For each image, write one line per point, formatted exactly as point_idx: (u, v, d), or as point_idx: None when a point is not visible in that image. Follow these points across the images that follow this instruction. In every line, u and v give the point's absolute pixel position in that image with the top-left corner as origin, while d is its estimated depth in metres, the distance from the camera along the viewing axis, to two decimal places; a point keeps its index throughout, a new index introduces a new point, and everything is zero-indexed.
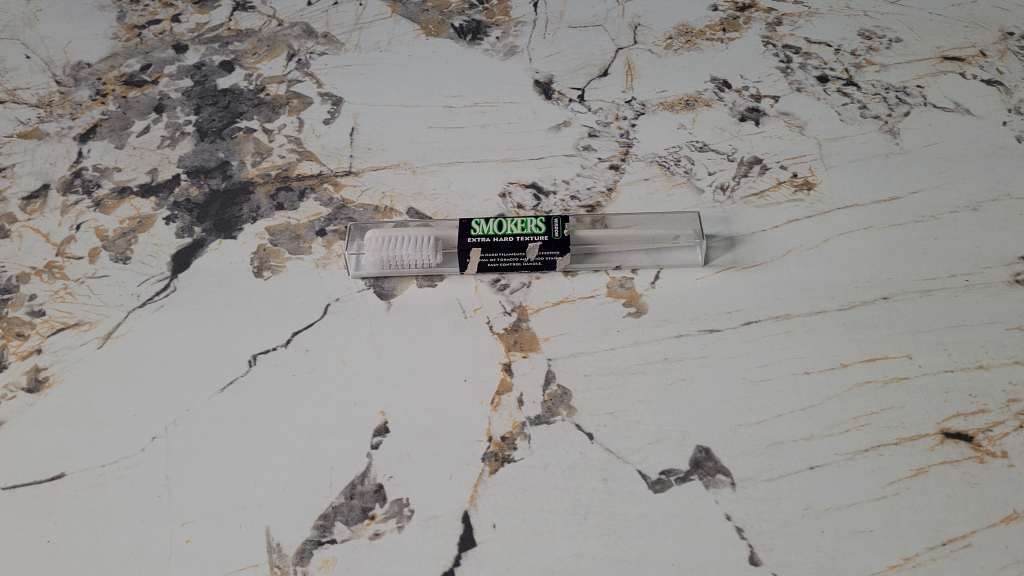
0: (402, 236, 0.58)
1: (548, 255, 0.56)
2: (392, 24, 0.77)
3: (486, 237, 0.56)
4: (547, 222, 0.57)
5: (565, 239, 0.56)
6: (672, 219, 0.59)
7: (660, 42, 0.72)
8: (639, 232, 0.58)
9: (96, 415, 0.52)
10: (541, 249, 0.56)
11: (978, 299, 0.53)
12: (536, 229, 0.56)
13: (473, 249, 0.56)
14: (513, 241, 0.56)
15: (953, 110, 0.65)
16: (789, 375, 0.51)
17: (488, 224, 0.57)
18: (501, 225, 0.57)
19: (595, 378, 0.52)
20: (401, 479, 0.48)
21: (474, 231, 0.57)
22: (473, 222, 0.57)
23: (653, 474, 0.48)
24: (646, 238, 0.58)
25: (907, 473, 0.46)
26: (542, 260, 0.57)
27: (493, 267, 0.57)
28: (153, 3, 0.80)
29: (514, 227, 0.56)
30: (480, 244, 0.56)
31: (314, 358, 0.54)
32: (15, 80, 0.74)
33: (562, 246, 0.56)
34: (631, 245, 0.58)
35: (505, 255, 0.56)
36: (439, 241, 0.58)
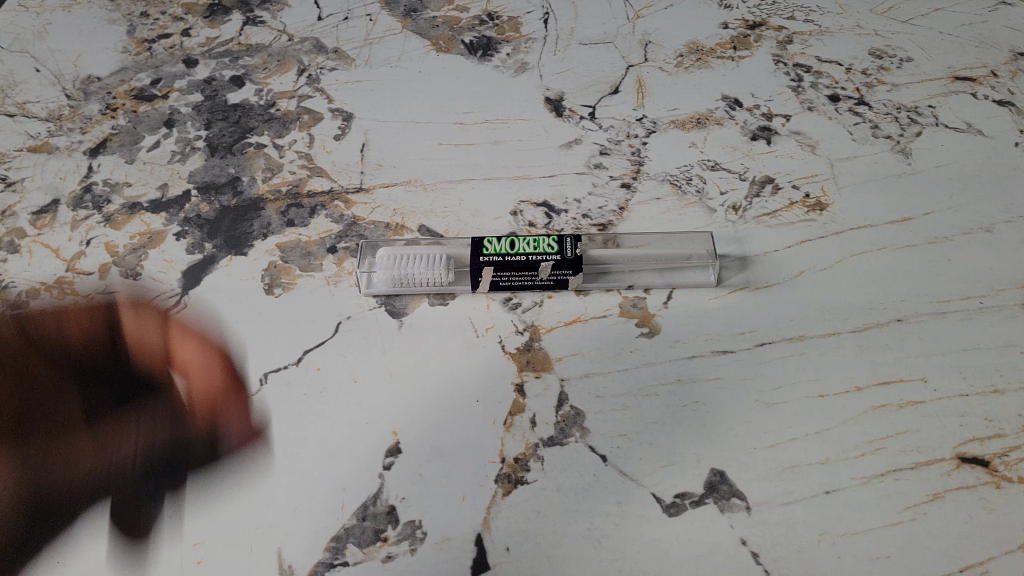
0: (414, 253, 0.58)
1: (561, 273, 0.56)
2: (402, 40, 0.77)
3: (498, 255, 0.56)
4: (559, 241, 0.56)
5: (577, 258, 0.56)
6: (687, 241, 0.59)
7: (671, 59, 0.72)
8: (653, 252, 0.58)
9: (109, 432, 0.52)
10: (554, 268, 0.56)
11: (993, 322, 0.53)
12: (549, 247, 0.56)
13: (485, 267, 0.56)
14: (525, 260, 0.56)
15: (965, 130, 0.64)
16: (804, 398, 0.50)
17: (500, 241, 0.57)
18: (513, 243, 0.56)
19: (608, 400, 0.51)
20: (414, 501, 0.48)
21: (487, 249, 0.56)
22: (486, 240, 0.57)
23: (667, 497, 0.47)
24: (661, 257, 0.58)
25: (924, 498, 0.46)
26: (554, 279, 0.56)
27: (505, 285, 0.57)
28: (163, 17, 0.80)
29: (526, 246, 0.56)
30: (492, 262, 0.56)
31: (326, 377, 0.54)
32: (25, 94, 0.74)
33: (575, 266, 0.56)
34: (645, 265, 0.58)
35: (517, 273, 0.56)
36: (450, 258, 0.58)
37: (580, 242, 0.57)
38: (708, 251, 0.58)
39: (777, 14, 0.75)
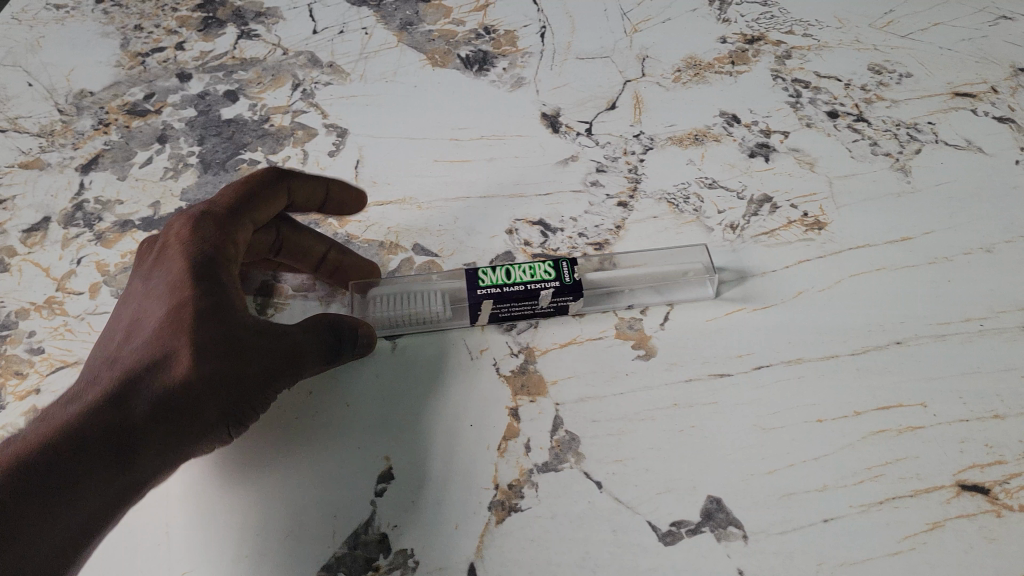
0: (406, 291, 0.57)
1: (560, 300, 0.55)
2: (398, 54, 0.76)
3: (496, 286, 0.55)
4: (555, 267, 0.56)
5: (576, 283, 0.55)
6: (683, 253, 0.58)
7: (668, 74, 0.71)
8: (650, 272, 0.57)
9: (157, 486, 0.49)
10: (553, 296, 0.55)
11: (994, 345, 0.52)
12: (545, 275, 0.55)
13: (484, 300, 0.55)
14: (523, 289, 0.55)
15: (965, 147, 0.64)
16: (803, 424, 0.50)
17: (495, 272, 0.56)
18: (509, 273, 0.55)
19: (604, 424, 0.51)
20: (406, 529, 0.47)
21: (483, 281, 0.55)
22: (481, 271, 0.56)
23: (663, 525, 0.47)
24: (658, 276, 0.57)
25: (923, 527, 0.46)
26: (555, 306, 0.55)
27: (504, 316, 0.56)
28: (157, 30, 0.80)
29: (524, 275, 0.55)
30: (490, 295, 0.55)
31: (317, 399, 0.53)
32: (17, 109, 0.74)
33: (575, 292, 0.55)
34: (641, 281, 0.57)
35: (516, 303, 0.55)
36: (445, 293, 0.57)
37: (577, 264, 0.57)
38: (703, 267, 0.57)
39: (775, 28, 0.74)
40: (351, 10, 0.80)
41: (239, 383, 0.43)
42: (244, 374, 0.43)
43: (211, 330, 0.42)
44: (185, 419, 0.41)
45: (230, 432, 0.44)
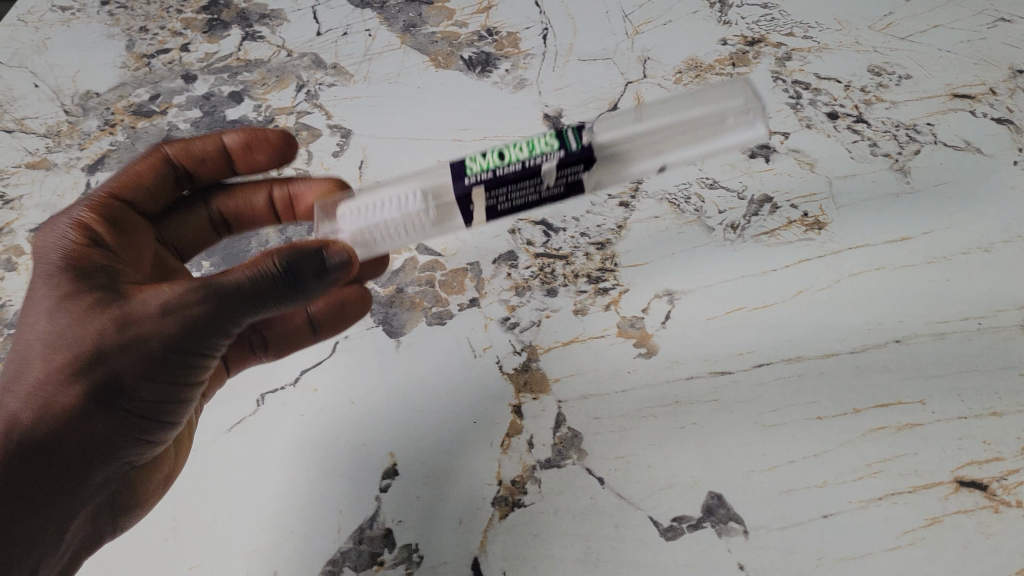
0: (383, 199, 0.51)
1: (569, 172, 0.49)
2: (401, 56, 0.76)
3: (488, 171, 0.48)
4: (558, 136, 0.49)
5: (584, 150, 0.49)
6: (713, 95, 0.51)
7: (669, 76, 0.71)
8: (671, 121, 0.51)
9: (162, 480, 0.49)
10: (558, 168, 0.48)
11: (991, 344, 0.53)
12: (547, 147, 0.48)
13: (475, 190, 0.48)
14: (521, 168, 0.48)
15: (963, 148, 0.64)
16: (803, 421, 0.50)
17: (487, 155, 0.48)
18: (504, 153, 0.48)
19: (606, 421, 0.51)
20: (411, 524, 0.48)
21: (473, 167, 0.48)
22: (468, 159, 0.48)
23: (665, 521, 0.47)
24: (682, 124, 0.51)
25: (922, 522, 0.46)
26: (563, 180, 0.49)
27: (503, 207, 0.49)
28: (162, 32, 0.80)
29: (520, 151, 0.48)
30: (482, 182, 0.48)
31: (323, 398, 0.54)
32: (24, 110, 0.75)
33: (587, 159, 0.49)
34: (664, 147, 0.52)
35: (515, 184, 0.48)
36: (426, 194, 0.50)
37: (582, 126, 0.50)
38: (744, 105, 0.50)
39: (775, 30, 0.74)
40: (354, 12, 0.81)
41: (122, 353, 0.42)
42: (119, 341, 0.41)
43: (71, 319, 0.42)
44: (66, 411, 0.41)
45: (133, 394, 0.43)
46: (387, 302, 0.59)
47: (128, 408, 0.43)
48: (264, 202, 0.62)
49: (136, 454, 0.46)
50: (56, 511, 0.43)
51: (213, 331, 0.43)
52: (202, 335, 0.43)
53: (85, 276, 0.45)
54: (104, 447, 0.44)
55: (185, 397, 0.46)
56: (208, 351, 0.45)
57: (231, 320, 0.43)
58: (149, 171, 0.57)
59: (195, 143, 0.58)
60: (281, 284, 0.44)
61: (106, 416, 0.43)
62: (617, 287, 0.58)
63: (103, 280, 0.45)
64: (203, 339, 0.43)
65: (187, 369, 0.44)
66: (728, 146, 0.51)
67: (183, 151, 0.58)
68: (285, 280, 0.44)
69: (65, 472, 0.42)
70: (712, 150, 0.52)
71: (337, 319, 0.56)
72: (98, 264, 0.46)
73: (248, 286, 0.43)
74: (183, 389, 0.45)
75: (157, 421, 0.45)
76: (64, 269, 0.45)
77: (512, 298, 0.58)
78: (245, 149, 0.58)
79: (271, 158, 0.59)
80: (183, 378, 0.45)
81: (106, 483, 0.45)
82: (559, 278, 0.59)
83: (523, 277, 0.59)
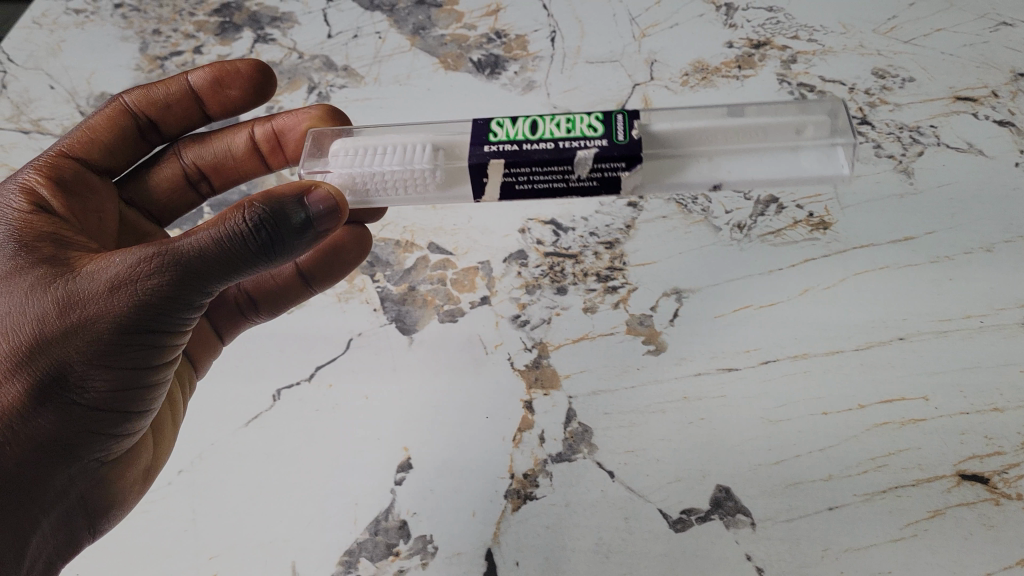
0: (381, 145, 0.49)
1: (609, 164, 0.45)
2: (411, 58, 0.77)
3: (512, 142, 0.46)
4: (605, 125, 0.46)
5: (630, 145, 0.45)
6: (796, 110, 0.47)
7: (676, 78, 0.72)
8: (747, 122, 0.47)
9: (138, 477, 0.50)
10: (596, 158, 0.45)
11: (994, 341, 0.54)
12: (589, 132, 0.46)
13: (495, 159, 0.46)
14: (551, 147, 0.45)
15: (966, 150, 0.64)
16: (808, 416, 0.52)
17: (515, 126, 0.47)
18: (535, 126, 0.46)
19: (616, 416, 0.53)
20: (425, 516, 0.50)
21: (496, 134, 0.47)
22: (494, 124, 0.47)
23: (673, 513, 0.49)
24: (759, 130, 0.46)
25: (925, 515, 0.48)
26: (600, 172, 0.46)
27: (523, 185, 0.47)
28: (175, 34, 0.81)
29: (553, 130, 0.46)
30: (504, 152, 0.46)
31: (337, 393, 0.56)
32: (40, 111, 0.77)
33: (631, 156, 0.45)
34: (730, 138, 0.47)
35: (539, 165, 0.46)
36: (434, 149, 0.48)
37: (636, 119, 0.47)
38: (830, 123, 0.46)
39: (781, 33, 0.74)
40: (365, 14, 0.81)
41: (69, 339, 0.41)
42: (65, 326, 0.41)
43: (18, 302, 0.42)
44: (15, 405, 0.41)
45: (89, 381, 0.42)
46: (401, 300, 0.60)
47: (81, 398, 0.43)
48: (245, 143, 0.61)
49: (102, 451, 0.46)
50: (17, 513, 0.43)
51: (168, 306, 0.42)
52: (154, 312, 0.41)
53: (36, 250, 0.44)
54: (58, 441, 0.43)
55: (149, 378, 0.45)
56: (168, 327, 0.43)
57: (190, 293, 0.42)
58: (110, 125, 0.59)
59: (161, 89, 0.60)
60: (249, 252, 0.41)
61: (58, 406, 0.42)
62: (626, 285, 0.59)
63: (53, 253, 0.44)
64: (160, 315, 0.42)
65: (146, 347, 0.43)
66: (803, 181, 0.46)
67: (146, 99, 0.60)
68: (256, 248, 0.41)
69: (19, 475, 0.42)
70: (788, 173, 0.46)
71: (329, 267, 0.57)
72: (52, 238, 0.46)
73: (207, 254, 0.41)
74: (145, 371, 0.44)
75: (118, 409, 0.44)
76: (16, 245, 0.44)
77: (522, 296, 0.59)
78: (215, 86, 0.59)
79: (245, 93, 0.60)
80: (143, 359, 0.43)
81: (69, 486, 0.45)
82: (569, 277, 0.60)
83: (532, 276, 0.60)
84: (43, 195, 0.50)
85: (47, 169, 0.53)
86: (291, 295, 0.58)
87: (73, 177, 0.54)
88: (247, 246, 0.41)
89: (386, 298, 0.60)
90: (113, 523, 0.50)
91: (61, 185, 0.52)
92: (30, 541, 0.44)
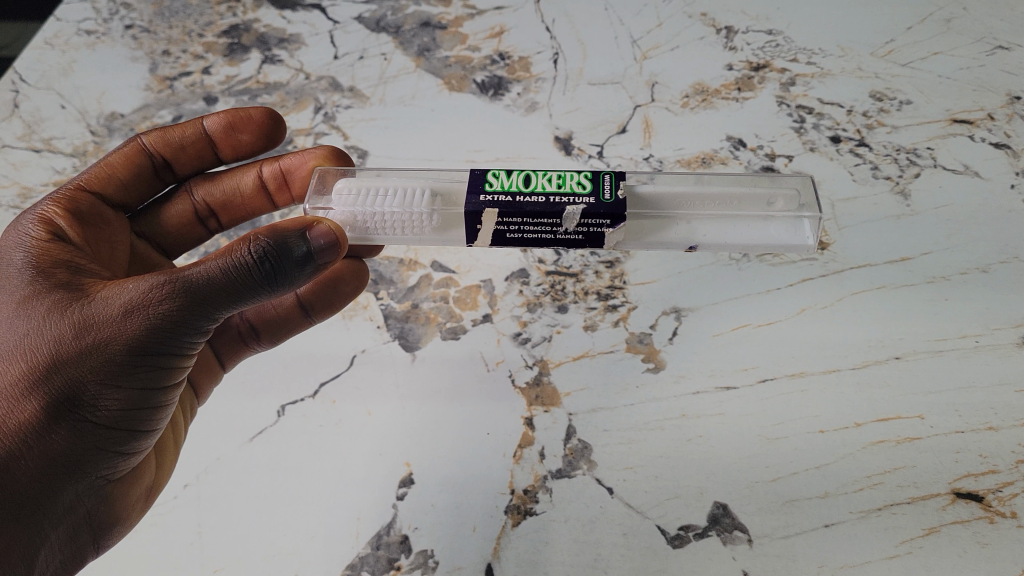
0: (383, 188, 0.52)
1: (594, 221, 0.48)
2: (416, 79, 0.78)
3: (507, 195, 0.48)
4: (591, 182, 0.48)
5: (615, 203, 0.48)
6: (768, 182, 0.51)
7: (677, 100, 0.73)
8: (722, 191, 0.50)
9: (142, 495, 0.51)
10: (583, 215, 0.48)
11: (988, 361, 0.54)
12: (577, 190, 0.48)
13: (489, 209, 0.48)
14: (545, 201, 0.48)
15: (962, 172, 0.65)
16: (805, 434, 0.52)
17: (510, 179, 0.49)
18: (528, 180, 0.48)
19: (615, 434, 0.54)
20: (426, 531, 0.51)
21: (491, 185, 0.49)
22: (490, 174, 0.49)
23: (671, 529, 0.50)
24: (732, 199, 0.50)
25: (920, 532, 0.48)
26: (586, 229, 0.48)
27: (513, 235, 0.49)
28: (184, 55, 0.83)
29: (546, 186, 0.48)
30: (500, 202, 0.48)
31: (342, 409, 0.56)
32: (51, 130, 0.78)
33: (615, 215, 0.47)
34: (706, 206, 0.50)
35: (531, 218, 0.48)
36: (434, 194, 0.51)
37: (623, 179, 0.49)
38: (798, 197, 0.50)
39: (781, 56, 0.75)
40: (371, 36, 0.82)
41: (80, 360, 0.42)
42: (79, 348, 0.42)
43: (34, 324, 0.43)
44: (27, 423, 0.42)
45: (98, 402, 0.43)
46: (404, 318, 0.61)
47: (92, 416, 0.43)
48: (253, 182, 0.63)
49: (108, 469, 0.47)
50: (25, 529, 0.43)
51: (177, 330, 0.43)
52: (163, 336, 0.43)
53: (51, 276, 0.45)
54: (67, 459, 0.44)
55: (157, 399, 0.46)
56: (176, 350, 0.44)
57: (197, 320, 0.43)
58: (126, 163, 0.60)
59: (176, 132, 0.61)
60: (254, 280, 0.42)
61: (69, 424, 0.43)
62: (626, 304, 0.60)
63: (68, 279, 0.45)
64: (169, 339, 0.43)
65: (154, 368, 0.44)
66: (767, 247, 0.50)
67: (162, 141, 0.61)
68: (260, 277, 0.42)
69: (28, 492, 0.43)
70: (754, 240, 0.50)
71: (330, 299, 0.59)
72: (67, 264, 0.47)
73: (213, 281, 0.42)
74: (153, 392, 0.45)
75: (127, 427, 0.45)
76: (32, 270, 0.46)
77: (524, 314, 0.60)
78: (227, 130, 0.61)
79: (256, 137, 0.61)
80: (152, 380, 0.45)
81: (76, 502, 0.46)
82: (570, 295, 0.60)
83: (534, 294, 0.61)
84: (58, 224, 0.52)
85: (63, 201, 0.54)
86: (292, 324, 0.59)
87: (88, 210, 0.56)
88: (253, 277, 0.42)
89: (390, 315, 0.61)
90: (117, 538, 0.50)
91: (76, 218, 0.54)
92: (38, 555, 0.45)
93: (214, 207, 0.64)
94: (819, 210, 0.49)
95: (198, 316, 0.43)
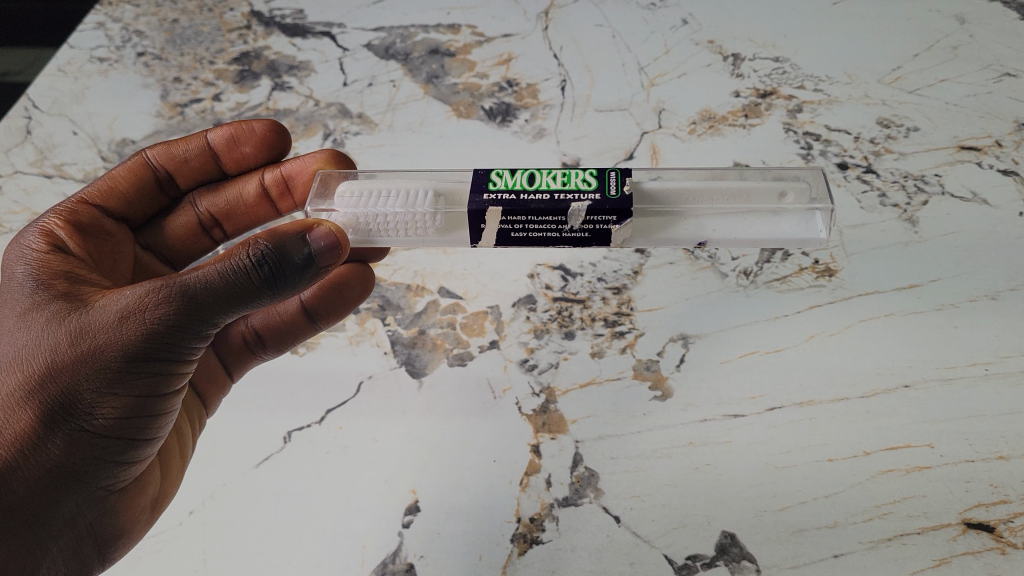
0: (386, 189, 0.52)
1: (602, 217, 0.48)
2: (424, 106, 0.79)
3: (511, 193, 0.48)
4: (596, 178, 0.48)
5: (622, 199, 0.48)
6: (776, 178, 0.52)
7: (683, 127, 0.73)
8: (731, 186, 0.50)
9: (147, 506, 0.51)
10: (589, 213, 0.48)
11: (997, 389, 0.54)
12: (584, 185, 0.48)
13: (492, 209, 0.48)
14: (549, 198, 0.48)
15: (971, 199, 0.65)
16: (812, 462, 0.52)
17: (514, 177, 0.49)
18: (533, 178, 0.49)
19: (621, 461, 0.53)
20: (432, 559, 0.51)
21: (495, 184, 0.49)
22: (494, 174, 0.50)
23: (679, 558, 0.49)
24: (742, 193, 0.50)
25: (931, 562, 0.48)
26: (592, 225, 0.48)
27: (518, 234, 0.49)
28: (195, 82, 0.83)
29: (551, 183, 0.48)
30: (503, 202, 0.48)
31: (347, 435, 0.56)
32: (62, 156, 0.79)
33: (621, 211, 0.47)
34: (715, 201, 0.50)
35: (534, 216, 0.48)
36: (437, 195, 0.51)
37: (629, 176, 0.49)
38: (808, 191, 0.50)
39: (787, 83, 0.75)
40: (380, 63, 0.83)
41: (78, 367, 0.42)
42: (75, 357, 0.42)
43: (34, 335, 0.43)
44: (24, 432, 0.42)
45: (95, 410, 0.43)
46: (410, 344, 0.61)
47: (89, 424, 0.43)
48: (255, 190, 0.64)
49: (108, 480, 0.46)
50: (22, 542, 0.44)
51: (175, 336, 0.43)
52: (160, 342, 0.43)
53: (52, 286, 0.46)
54: (64, 469, 0.44)
55: (158, 407, 0.46)
56: (175, 357, 0.44)
57: (197, 325, 0.43)
58: (130, 176, 0.60)
59: (180, 145, 0.62)
60: (252, 286, 0.42)
61: (66, 433, 0.43)
62: (633, 331, 0.59)
63: (69, 289, 0.46)
64: (166, 345, 0.43)
65: (153, 375, 0.44)
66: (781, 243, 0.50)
67: (166, 154, 0.61)
68: (259, 282, 0.42)
69: (25, 504, 0.43)
70: (768, 235, 0.50)
71: (335, 306, 0.59)
72: (69, 275, 0.47)
73: (212, 287, 0.42)
74: (152, 400, 0.45)
75: (125, 435, 0.45)
76: (33, 282, 0.46)
77: (530, 340, 0.60)
78: (230, 143, 0.62)
79: (258, 150, 0.62)
80: (150, 388, 0.44)
81: (76, 515, 0.46)
82: (576, 322, 0.60)
83: (541, 320, 0.61)
84: (59, 237, 0.52)
85: (65, 214, 0.55)
86: (298, 332, 0.60)
87: (91, 222, 0.56)
88: (251, 280, 0.42)
89: (395, 341, 0.61)
90: (124, 551, 0.50)
91: (77, 229, 0.54)
92: (38, 565, 0.45)
93: (218, 217, 0.65)
94: (831, 201, 0.49)
95: (195, 321, 0.43)
